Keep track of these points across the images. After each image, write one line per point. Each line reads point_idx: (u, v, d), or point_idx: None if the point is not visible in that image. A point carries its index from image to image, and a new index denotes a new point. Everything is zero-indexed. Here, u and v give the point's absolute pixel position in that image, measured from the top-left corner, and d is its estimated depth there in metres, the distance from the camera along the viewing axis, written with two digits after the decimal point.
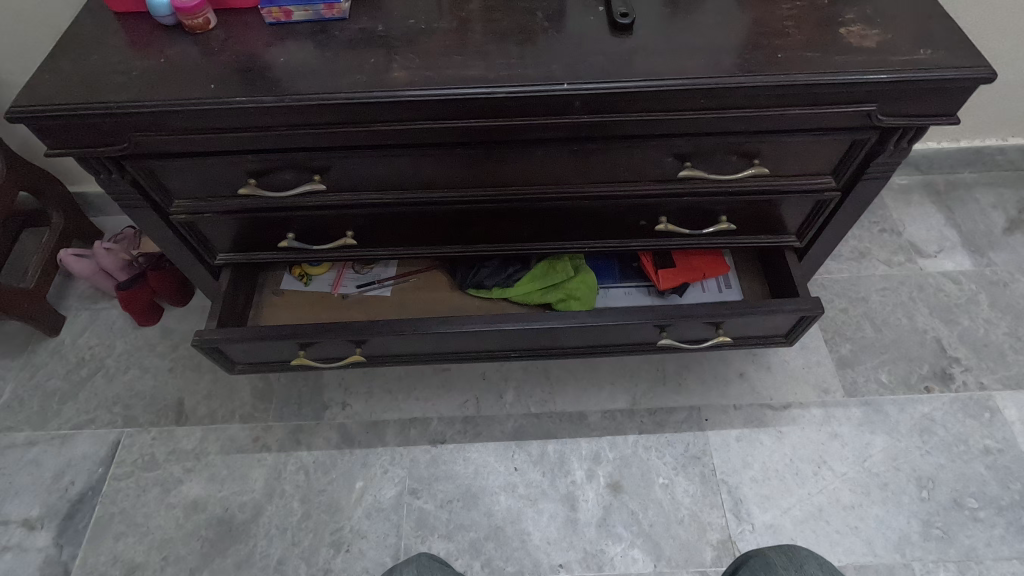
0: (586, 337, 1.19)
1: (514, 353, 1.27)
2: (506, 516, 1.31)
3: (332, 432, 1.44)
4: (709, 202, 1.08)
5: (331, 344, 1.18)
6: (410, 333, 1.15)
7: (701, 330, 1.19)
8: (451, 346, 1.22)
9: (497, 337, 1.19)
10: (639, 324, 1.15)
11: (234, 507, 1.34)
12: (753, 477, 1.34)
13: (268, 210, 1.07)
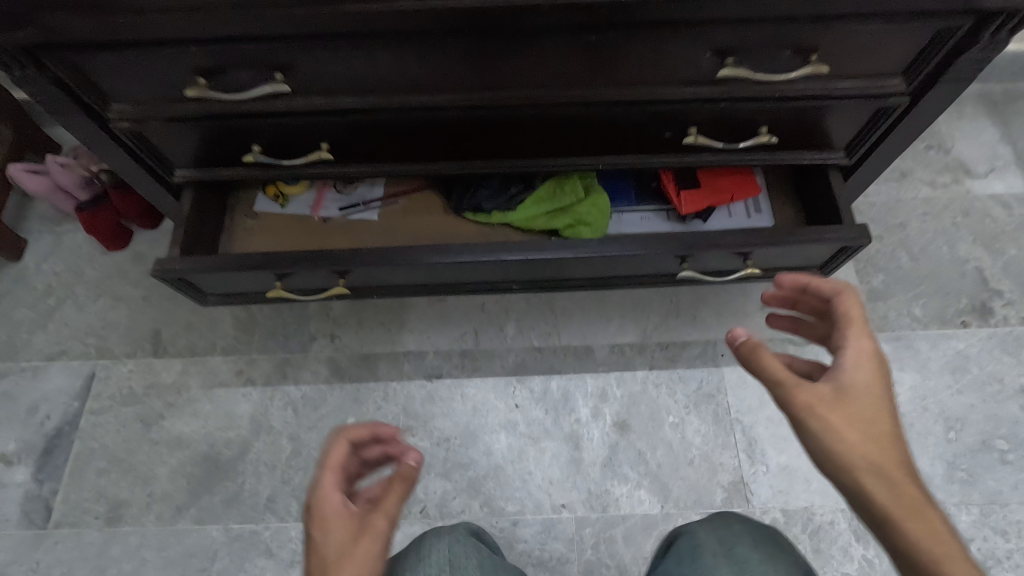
0: (597, 268, 1.06)
1: (515, 285, 1.14)
2: (505, 456, 1.24)
3: (321, 366, 1.34)
4: (750, 110, 0.91)
5: (311, 276, 1.05)
6: (398, 264, 1.02)
7: (727, 261, 1.06)
8: (445, 278, 1.09)
9: (498, 269, 1.06)
10: (657, 255, 1.02)
11: (219, 444, 1.27)
12: (769, 417, 1.25)
13: (226, 118, 0.91)
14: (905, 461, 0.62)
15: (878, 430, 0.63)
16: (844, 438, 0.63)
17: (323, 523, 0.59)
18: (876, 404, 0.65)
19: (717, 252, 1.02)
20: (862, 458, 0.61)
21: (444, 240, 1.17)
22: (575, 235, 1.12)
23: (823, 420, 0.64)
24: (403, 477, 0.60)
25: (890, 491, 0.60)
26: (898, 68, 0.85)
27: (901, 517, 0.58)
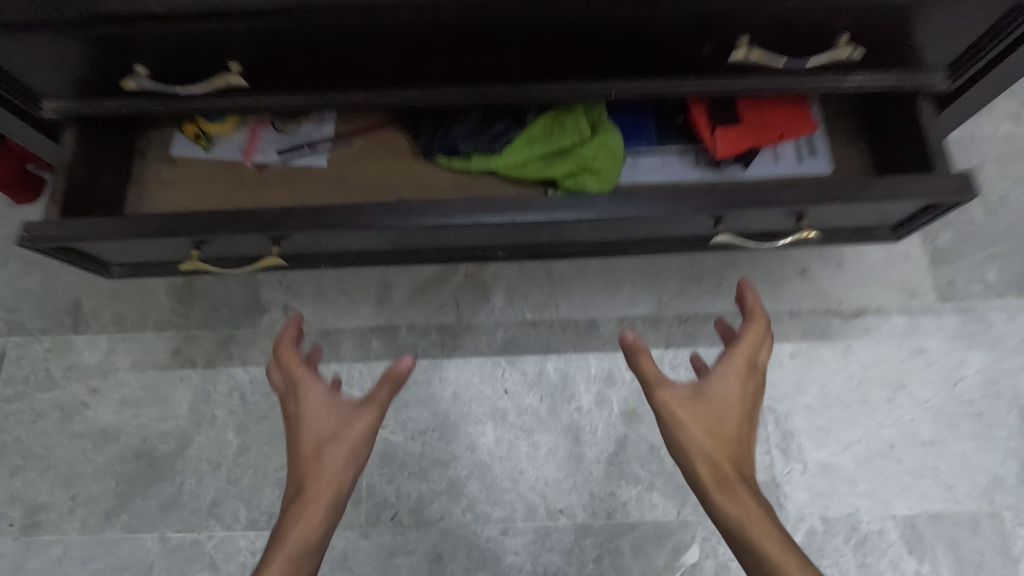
0: (607, 231, 0.83)
1: (501, 252, 0.91)
2: (492, 451, 1.04)
3: (272, 344, 1.12)
4: (828, 10, 0.64)
5: (238, 243, 0.81)
6: (348, 227, 0.78)
7: (776, 222, 0.81)
8: (412, 244, 0.86)
9: (479, 232, 0.82)
10: (688, 215, 0.78)
11: (154, 438, 1.07)
12: (807, 405, 1.04)
13: (84, 25, 0.64)
14: (741, 451, 0.71)
15: (726, 423, 0.71)
16: (691, 432, 0.70)
17: (309, 416, 0.73)
18: (732, 406, 0.72)
19: (766, 211, 0.78)
20: (705, 442, 0.69)
21: (411, 194, 0.91)
22: (580, 186, 0.86)
23: (679, 405, 0.71)
24: (391, 377, 0.74)
25: (720, 471, 0.68)
26: None
27: (720, 490, 0.67)
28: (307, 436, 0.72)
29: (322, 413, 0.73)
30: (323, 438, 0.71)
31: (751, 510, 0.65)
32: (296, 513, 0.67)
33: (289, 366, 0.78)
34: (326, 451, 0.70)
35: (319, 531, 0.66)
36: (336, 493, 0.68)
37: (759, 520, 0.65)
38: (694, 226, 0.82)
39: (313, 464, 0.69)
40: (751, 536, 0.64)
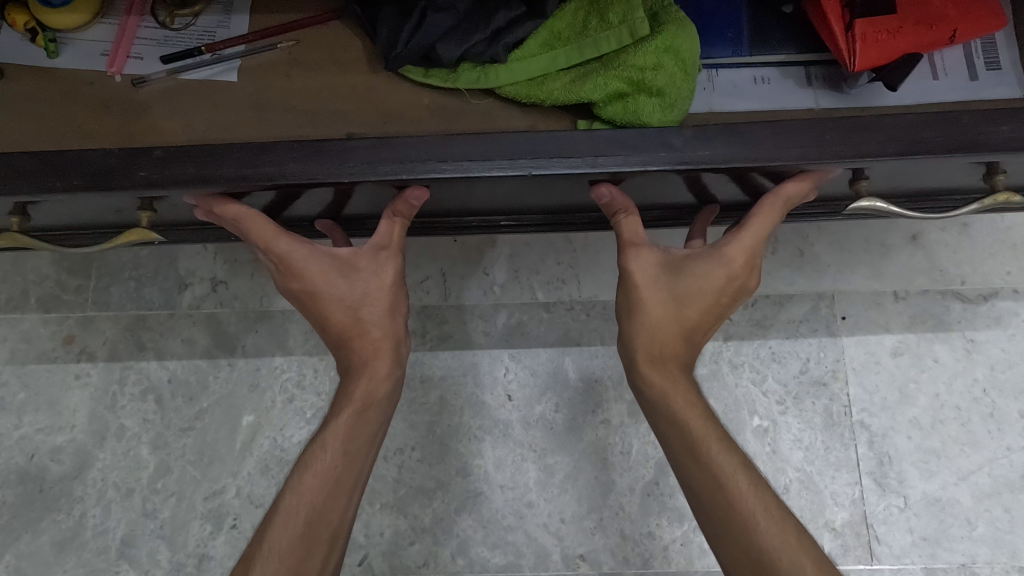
0: (674, 187, 0.53)
1: (505, 219, 0.64)
2: (490, 477, 0.78)
3: (196, 332, 0.84)
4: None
5: (85, 205, 0.53)
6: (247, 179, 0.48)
7: (950, 175, 0.52)
8: (369, 203, 0.57)
9: (472, 192, 0.54)
10: (827, 168, 0.47)
11: (44, 456, 0.81)
12: (913, 421, 0.78)
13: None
14: (699, 336, 0.58)
15: (694, 306, 0.56)
16: (644, 313, 0.56)
17: (321, 280, 0.56)
18: (716, 288, 0.55)
19: (949, 163, 0.48)
20: (658, 320, 0.56)
21: (364, 126, 0.59)
22: (635, 113, 0.55)
23: (643, 278, 0.55)
24: (406, 208, 0.54)
25: (663, 351, 0.56)
26: None
27: (652, 367, 0.56)
28: (331, 303, 0.57)
29: (336, 275, 0.56)
30: (347, 304, 0.57)
31: (679, 390, 0.55)
32: (353, 376, 0.57)
33: (249, 228, 0.53)
34: (360, 314, 0.57)
35: (388, 385, 0.57)
36: (396, 346, 0.58)
37: (690, 403, 0.55)
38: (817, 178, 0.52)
39: (351, 326, 0.57)
40: (677, 415, 0.54)
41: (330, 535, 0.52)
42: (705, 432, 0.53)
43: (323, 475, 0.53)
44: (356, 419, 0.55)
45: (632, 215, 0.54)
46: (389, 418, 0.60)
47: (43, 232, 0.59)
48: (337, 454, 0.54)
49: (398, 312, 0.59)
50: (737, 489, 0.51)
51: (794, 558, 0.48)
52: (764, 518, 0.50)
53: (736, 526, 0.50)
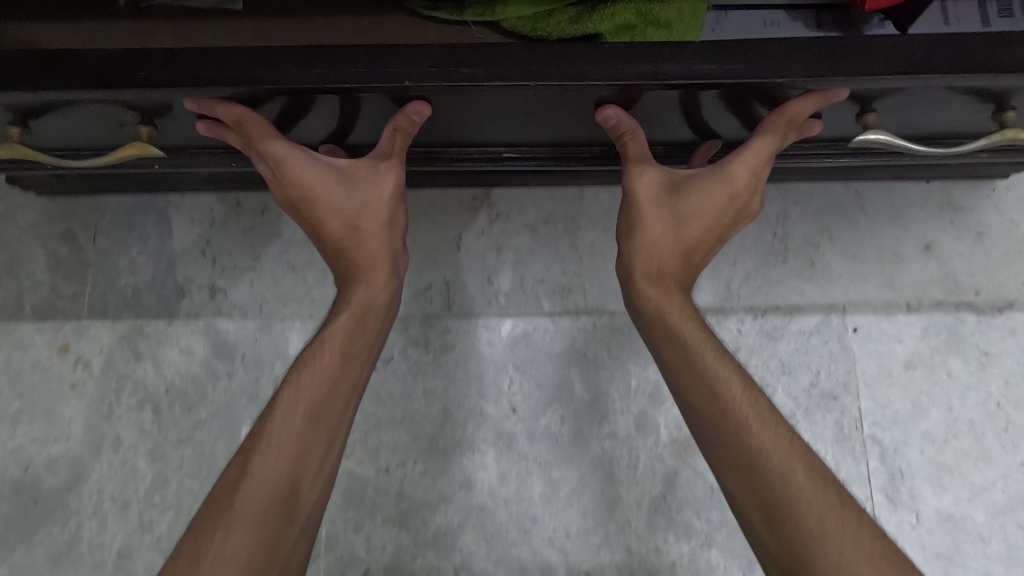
0: (694, 109, 0.53)
1: (506, 149, 0.64)
2: (494, 491, 0.77)
3: (194, 340, 0.82)
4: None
5: (98, 113, 0.53)
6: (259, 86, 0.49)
7: (959, 113, 0.55)
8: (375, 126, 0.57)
9: (479, 108, 0.54)
10: (846, 82, 0.48)
11: (38, 467, 0.80)
12: (926, 435, 0.77)
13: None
14: (698, 257, 0.59)
15: (691, 222, 0.57)
16: (646, 230, 0.57)
17: (319, 186, 0.57)
18: (714, 204, 0.57)
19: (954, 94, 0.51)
20: (657, 237, 0.57)
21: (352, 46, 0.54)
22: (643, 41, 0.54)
23: (644, 195, 0.57)
24: (405, 123, 0.54)
25: (661, 269, 0.57)
26: None
27: (650, 283, 0.57)
28: (329, 212, 0.58)
29: (336, 185, 0.58)
30: (346, 215, 0.58)
31: (676, 304, 0.56)
32: (350, 282, 0.58)
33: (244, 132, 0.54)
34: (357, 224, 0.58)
35: (386, 293, 0.58)
36: (392, 257, 0.60)
37: (686, 315, 0.55)
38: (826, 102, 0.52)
39: (349, 235, 0.58)
40: (675, 326, 0.55)
41: (331, 430, 0.53)
42: (701, 340, 0.53)
43: (320, 373, 0.53)
44: (353, 324, 0.56)
45: (638, 135, 0.55)
46: (386, 329, 0.61)
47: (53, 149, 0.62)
48: (336, 356, 0.54)
49: (393, 226, 0.60)
50: (729, 396, 0.50)
51: (782, 461, 0.47)
52: (759, 425, 0.49)
53: (729, 428, 0.49)
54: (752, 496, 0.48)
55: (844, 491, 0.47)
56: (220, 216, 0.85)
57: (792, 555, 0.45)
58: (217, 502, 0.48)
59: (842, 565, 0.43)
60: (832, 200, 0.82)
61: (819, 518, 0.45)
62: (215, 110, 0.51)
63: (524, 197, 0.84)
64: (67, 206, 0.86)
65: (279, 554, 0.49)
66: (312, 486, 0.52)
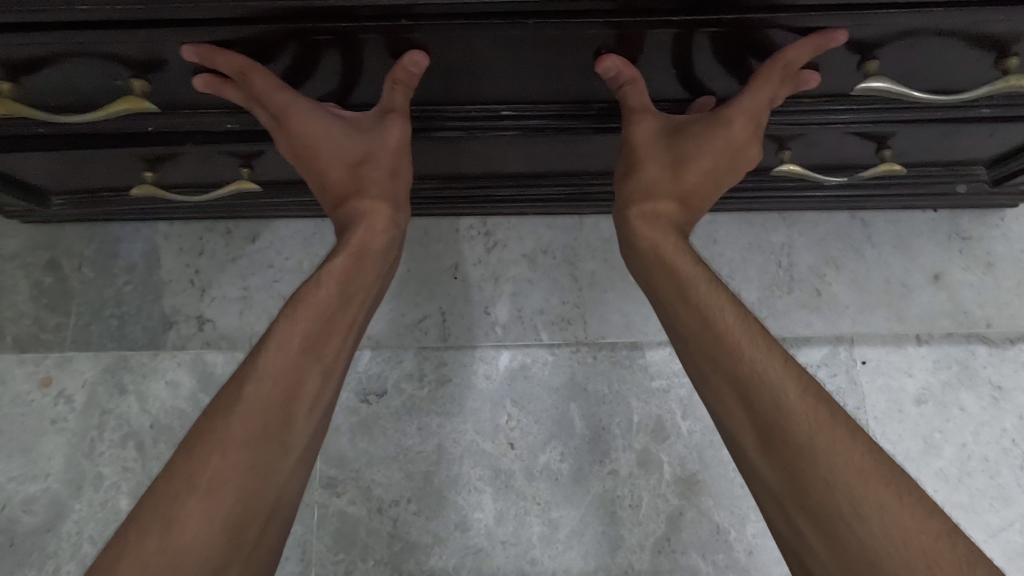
0: (712, 59, 0.49)
1: (505, 107, 0.56)
2: (491, 532, 0.74)
3: (181, 373, 0.79)
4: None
5: (81, 72, 0.49)
6: (247, 35, 0.45)
7: (956, 66, 0.50)
8: (375, 85, 0.52)
9: (481, 64, 0.49)
10: (866, 23, 0.44)
11: (16, 506, 0.76)
12: (939, 472, 0.74)
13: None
14: (700, 202, 0.54)
15: (694, 164, 0.52)
16: (643, 167, 0.52)
17: (325, 138, 0.51)
18: (723, 148, 0.51)
19: (955, 39, 0.46)
20: (658, 179, 0.52)
21: None
22: None
23: (647, 140, 0.52)
24: (405, 76, 0.48)
25: (655, 206, 0.52)
26: None
27: (643, 221, 0.52)
28: (332, 161, 0.53)
29: (338, 132, 0.52)
30: (349, 164, 0.53)
31: (673, 240, 0.50)
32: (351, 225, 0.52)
33: (240, 78, 0.47)
34: (360, 173, 0.53)
35: (385, 240, 0.53)
36: (397, 203, 0.55)
37: (681, 249, 0.50)
38: (823, 58, 0.49)
39: (351, 182, 0.53)
40: (666, 261, 0.49)
41: (323, 369, 0.48)
42: (693, 273, 0.48)
43: (318, 310, 0.48)
44: (351, 265, 0.50)
45: (639, 85, 0.49)
46: (384, 275, 0.56)
47: (49, 134, 0.58)
48: (332, 294, 0.49)
49: (402, 174, 0.55)
50: (720, 323, 0.45)
51: (780, 388, 0.42)
52: (752, 350, 0.44)
53: (722, 358, 0.45)
54: (756, 436, 0.43)
55: (842, 412, 0.42)
56: (210, 245, 0.83)
57: (788, 480, 0.41)
58: (199, 431, 0.43)
59: (836, 488, 0.39)
60: (838, 230, 0.81)
61: (812, 443, 0.40)
62: (215, 60, 0.46)
63: (521, 225, 0.82)
64: (52, 235, 0.84)
65: (265, 492, 0.44)
66: (301, 427, 0.47)
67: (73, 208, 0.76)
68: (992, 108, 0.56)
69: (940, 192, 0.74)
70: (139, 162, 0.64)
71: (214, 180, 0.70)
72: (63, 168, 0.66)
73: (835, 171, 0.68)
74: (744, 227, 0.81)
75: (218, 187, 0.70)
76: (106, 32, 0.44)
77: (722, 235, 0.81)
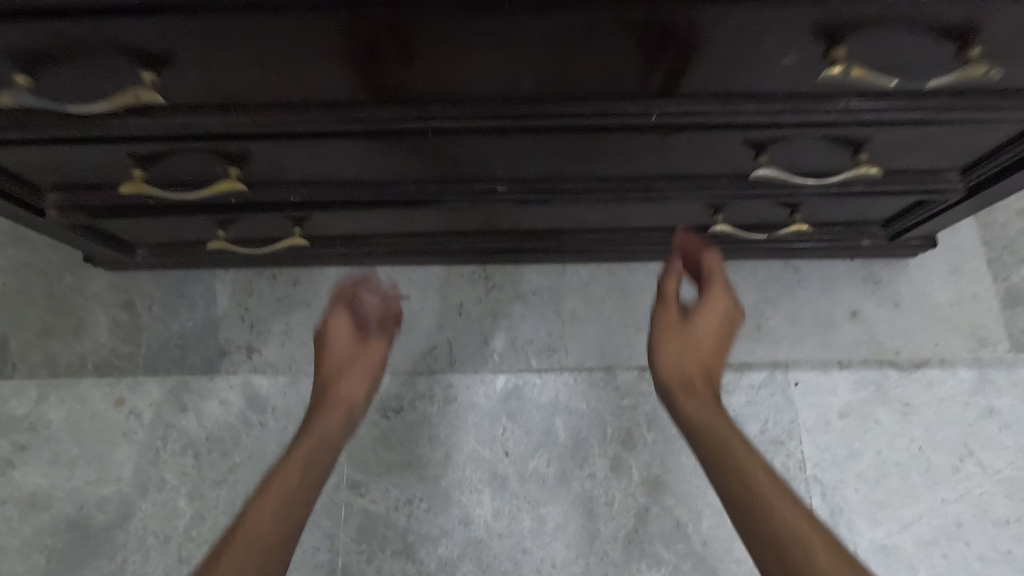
0: (651, 154, 0.67)
1: (499, 185, 0.74)
2: (489, 526, 0.88)
3: (232, 394, 0.96)
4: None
5: (195, 162, 0.67)
6: (311, 142, 0.63)
7: (828, 157, 0.67)
8: (401, 170, 0.70)
9: (482, 158, 0.67)
10: (755, 134, 0.62)
11: (91, 506, 0.91)
12: (860, 475, 0.89)
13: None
14: (716, 370, 0.70)
15: (705, 336, 0.70)
16: (668, 342, 0.69)
17: (335, 339, 0.81)
18: (715, 326, 0.71)
19: (819, 141, 0.64)
20: (682, 353, 0.68)
21: None
22: None
23: (671, 317, 0.71)
24: None
25: (687, 368, 0.68)
26: None
27: (681, 385, 0.67)
28: (331, 359, 0.81)
29: (341, 336, 0.82)
30: (338, 365, 0.80)
31: (706, 404, 0.65)
32: (315, 418, 0.76)
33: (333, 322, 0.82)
34: (342, 375, 0.80)
35: (341, 425, 0.76)
36: (351, 408, 0.78)
37: (708, 408, 0.65)
38: (729, 154, 0.67)
39: (337, 376, 0.79)
40: (700, 421, 0.64)
41: (299, 515, 0.66)
42: (724, 424, 0.63)
43: (299, 474, 0.68)
44: (313, 448, 0.72)
45: (673, 265, 0.74)
46: (333, 464, 0.75)
47: (156, 204, 0.76)
48: (299, 462, 0.70)
49: (368, 382, 0.81)
50: (741, 464, 0.58)
51: (794, 523, 0.54)
52: (763, 484, 0.57)
53: (742, 492, 0.57)
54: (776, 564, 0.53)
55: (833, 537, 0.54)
56: (258, 288, 1.01)
57: None
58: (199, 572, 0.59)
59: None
60: (774, 275, 0.99)
61: (810, 551, 0.52)
62: (336, 304, 0.83)
63: (515, 271, 1.00)
64: (128, 279, 1.01)
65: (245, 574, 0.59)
66: (277, 559, 0.62)
67: (152, 258, 0.93)
68: (863, 188, 0.73)
69: (849, 246, 0.92)
70: (218, 223, 0.82)
71: (270, 236, 0.88)
72: (157, 227, 0.85)
73: (760, 229, 0.87)
74: None
75: (274, 242, 0.88)
76: (218, 141, 0.62)
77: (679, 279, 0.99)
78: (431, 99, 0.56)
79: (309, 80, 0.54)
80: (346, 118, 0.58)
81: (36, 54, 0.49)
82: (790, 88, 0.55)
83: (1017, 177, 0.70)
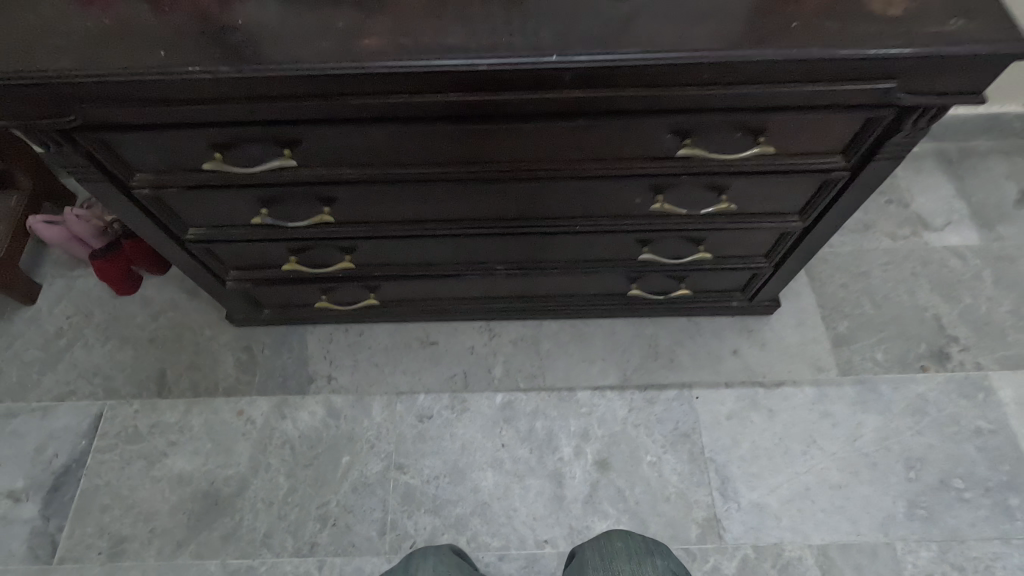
0: (583, 247, 1.19)
1: (498, 265, 1.26)
2: (492, 492, 1.30)
3: (317, 407, 1.41)
4: (714, 169, 0.96)
5: (326, 253, 1.20)
6: (395, 240, 1.16)
7: (682, 248, 1.20)
8: (440, 256, 1.22)
9: (488, 249, 1.20)
10: (636, 236, 1.14)
11: (219, 481, 1.34)
12: (740, 456, 1.33)
13: (226, 178, 0.97)
14: None
15: None
16: None
17: None
18: None
19: (672, 239, 1.16)
20: None
21: None
22: None
23: None
24: None
25: None
26: (837, 147, 0.93)
27: None
28: None
29: None
30: None
31: None
32: None
33: None
34: None
35: None
36: None
37: None
38: (626, 246, 1.19)
39: None
40: None
41: None
42: None
43: None
44: None
45: None
46: None
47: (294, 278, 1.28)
48: None
49: None
50: None
51: None
52: None
53: None
54: None
55: None
56: (336, 336, 1.50)
57: None
58: None
59: None
60: (681, 327, 1.48)
61: None
62: None
63: (509, 325, 1.50)
64: (249, 331, 1.51)
65: None
66: None
67: (273, 313, 1.44)
68: (711, 265, 1.25)
69: (724, 306, 1.43)
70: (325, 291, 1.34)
71: (353, 299, 1.38)
72: (285, 293, 1.36)
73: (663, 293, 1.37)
74: (629, 324, 1.49)
75: (355, 303, 1.39)
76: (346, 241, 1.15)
77: (619, 329, 1.48)
78: (461, 217, 1.09)
79: (400, 209, 1.07)
80: (416, 228, 1.11)
81: (277, 199, 1.03)
82: (644, 211, 1.08)
83: (794, 258, 1.22)
